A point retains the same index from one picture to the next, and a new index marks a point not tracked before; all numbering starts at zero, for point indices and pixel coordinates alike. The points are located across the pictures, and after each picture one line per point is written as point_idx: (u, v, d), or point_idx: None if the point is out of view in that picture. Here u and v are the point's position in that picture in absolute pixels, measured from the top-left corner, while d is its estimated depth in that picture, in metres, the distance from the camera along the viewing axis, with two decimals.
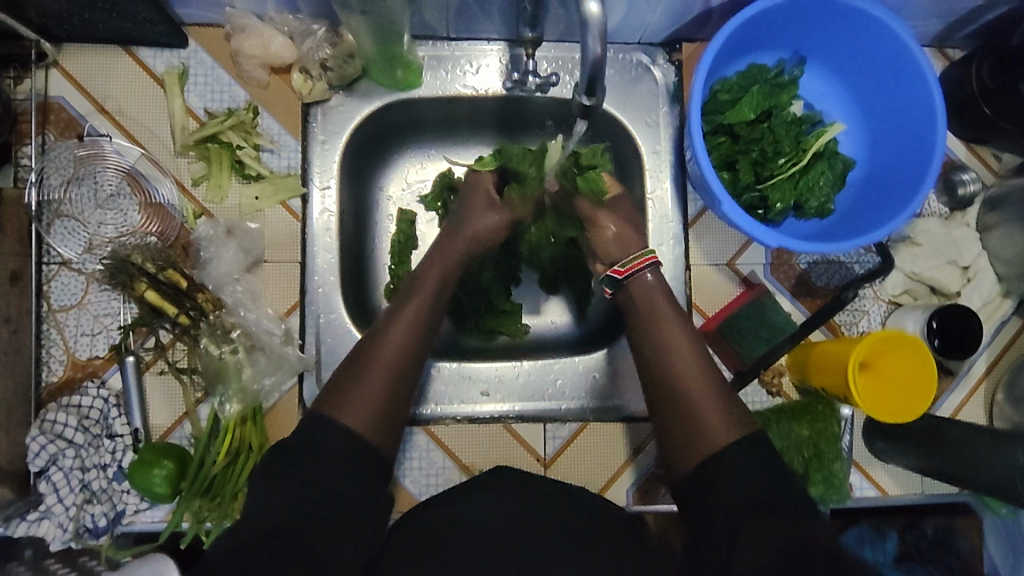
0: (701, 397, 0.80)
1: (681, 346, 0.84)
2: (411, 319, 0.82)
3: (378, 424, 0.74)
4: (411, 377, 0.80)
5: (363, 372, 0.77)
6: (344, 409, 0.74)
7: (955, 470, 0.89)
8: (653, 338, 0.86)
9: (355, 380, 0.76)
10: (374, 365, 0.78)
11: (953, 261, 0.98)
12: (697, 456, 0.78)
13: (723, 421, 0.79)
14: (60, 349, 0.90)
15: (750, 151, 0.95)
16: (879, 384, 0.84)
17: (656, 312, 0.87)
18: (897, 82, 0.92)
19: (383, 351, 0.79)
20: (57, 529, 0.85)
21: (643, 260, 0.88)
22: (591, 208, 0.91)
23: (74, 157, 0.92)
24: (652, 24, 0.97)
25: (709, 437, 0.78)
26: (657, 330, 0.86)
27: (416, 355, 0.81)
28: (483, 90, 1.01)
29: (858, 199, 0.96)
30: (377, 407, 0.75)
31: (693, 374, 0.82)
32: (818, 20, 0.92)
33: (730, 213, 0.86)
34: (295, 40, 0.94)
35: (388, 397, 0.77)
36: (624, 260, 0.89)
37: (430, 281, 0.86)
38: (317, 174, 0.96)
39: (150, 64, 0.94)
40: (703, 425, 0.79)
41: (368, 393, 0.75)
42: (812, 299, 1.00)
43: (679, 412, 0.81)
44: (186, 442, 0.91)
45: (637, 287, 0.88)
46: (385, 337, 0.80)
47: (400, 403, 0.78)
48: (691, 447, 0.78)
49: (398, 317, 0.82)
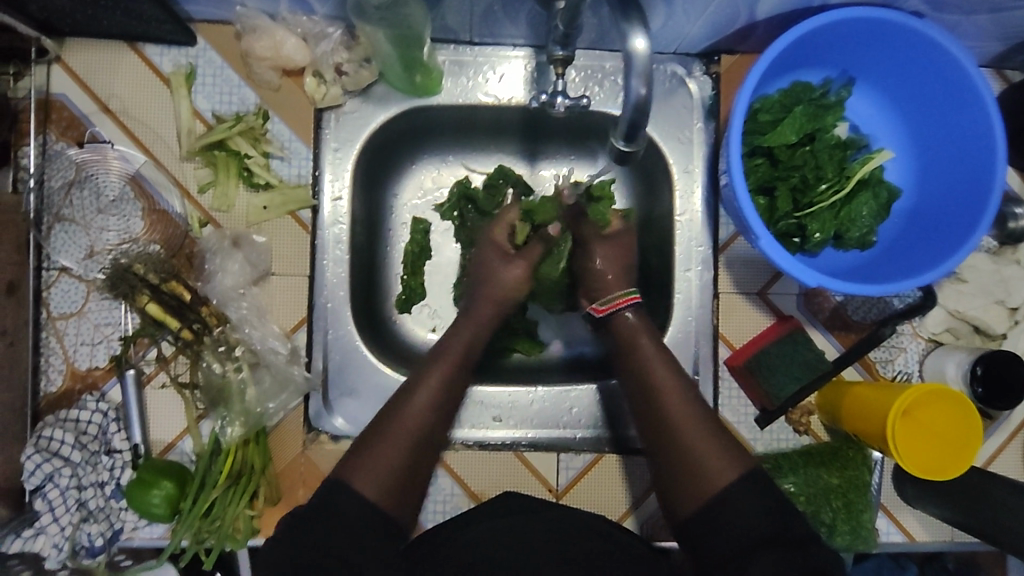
0: (694, 433, 0.74)
1: (666, 378, 0.79)
2: (437, 385, 0.78)
3: (393, 494, 0.70)
4: (434, 446, 0.76)
5: (384, 437, 0.74)
6: (359, 474, 0.70)
7: (990, 526, 0.84)
8: (638, 374, 0.81)
9: (375, 445, 0.73)
10: (396, 432, 0.74)
11: (1000, 300, 0.92)
12: (699, 499, 0.71)
13: (721, 459, 0.72)
14: (59, 357, 0.87)
15: (790, 177, 0.89)
16: (920, 434, 0.80)
17: (638, 346, 0.82)
18: (954, 109, 0.85)
19: (408, 418, 0.75)
20: (53, 548, 0.82)
21: (626, 299, 0.85)
22: (592, 235, 0.89)
23: (72, 161, 0.88)
24: (690, 35, 0.90)
25: (708, 476, 0.71)
26: (641, 365, 0.81)
27: (441, 423, 0.77)
28: (506, 99, 0.95)
29: (903, 232, 0.90)
30: (394, 477, 0.71)
31: (682, 408, 0.76)
32: (872, 39, 0.85)
33: (767, 249, 0.79)
34: (309, 42, 0.89)
35: (407, 467, 0.73)
36: (606, 298, 0.87)
37: (458, 344, 0.82)
38: (329, 183, 0.91)
39: (156, 63, 0.89)
40: (699, 464, 0.72)
41: (387, 460, 0.72)
42: (847, 333, 0.94)
43: (673, 451, 0.75)
44: (187, 459, 0.88)
45: (620, 326, 0.84)
46: (411, 402, 0.76)
47: (420, 472, 0.74)
48: (690, 488, 0.72)
49: (424, 381, 0.78)
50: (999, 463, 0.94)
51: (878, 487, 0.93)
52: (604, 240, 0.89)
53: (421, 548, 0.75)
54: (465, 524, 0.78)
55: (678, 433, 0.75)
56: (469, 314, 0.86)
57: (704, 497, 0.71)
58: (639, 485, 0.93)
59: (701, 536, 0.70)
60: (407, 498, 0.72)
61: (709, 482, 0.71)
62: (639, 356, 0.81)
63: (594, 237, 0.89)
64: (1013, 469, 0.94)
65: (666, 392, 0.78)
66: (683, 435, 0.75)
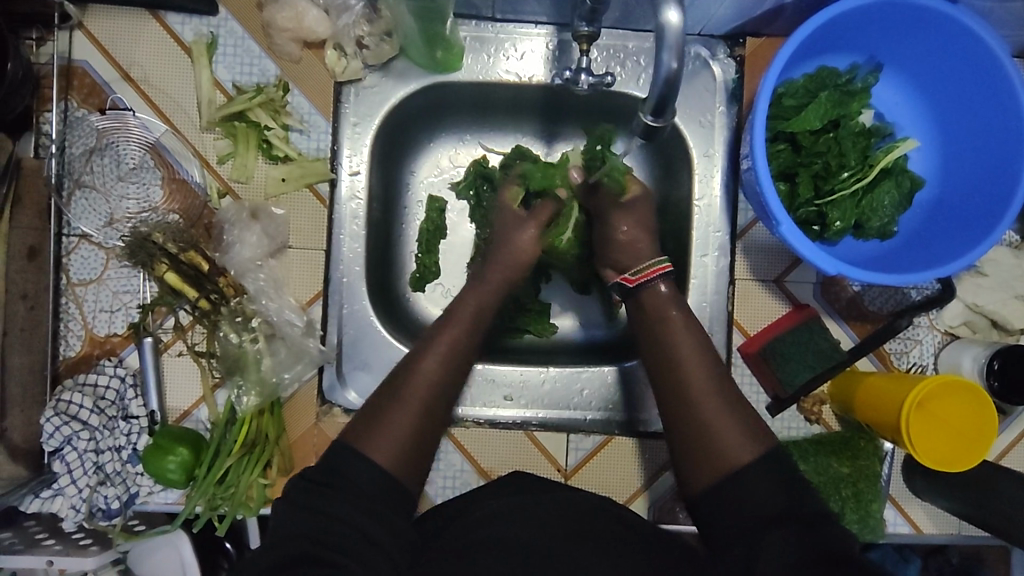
0: (715, 410, 0.75)
1: (692, 354, 0.79)
2: (445, 352, 0.79)
3: (403, 461, 0.72)
4: (443, 412, 0.77)
5: (395, 404, 0.75)
6: (371, 441, 0.71)
7: (1001, 520, 0.84)
8: (660, 350, 0.81)
9: (385, 412, 0.74)
10: (407, 399, 0.75)
11: (1021, 295, 0.91)
12: (716, 475, 0.72)
13: (741, 437, 0.73)
14: (78, 323, 0.88)
15: (812, 163, 0.88)
16: (933, 427, 0.80)
17: (666, 320, 0.82)
18: (985, 98, 0.84)
19: (417, 385, 0.76)
20: (71, 509, 0.85)
21: (655, 269, 0.84)
22: (609, 205, 0.87)
23: (93, 128, 0.88)
24: (716, 16, 0.89)
25: (727, 453, 0.72)
26: (665, 340, 0.81)
27: (449, 389, 0.78)
28: (527, 77, 0.94)
29: (924, 223, 0.89)
30: (404, 444, 0.73)
31: (704, 385, 0.77)
32: (901, 24, 0.84)
33: (788, 236, 0.79)
34: (331, 14, 0.88)
35: (416, 433, 0.74)
36: (637, 269, 0.86)
37: (465, 308, 0.83)
38: (347, 157, 0.91)
39: (178, 31, 0.89)
40: (718, 441, 0.73)
41: (397, 427, 0.73)
42: (863, 324, 0.94)
43: (691, 426, 0.75)
44: (202, 427, 0.89)
45: (650, 297, 0.84)
46: (420, 369, 0.77)
47: (429, 438, 0.75)
48: (708, 464, 0.73)
49: (432, 348, 0.79)
50: (1011, 458, 0.94)
51: (886, 479, 0.93)
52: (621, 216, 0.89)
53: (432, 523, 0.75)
54: (476, 499, 0.78)
55: (698, 409, 0.75)
56: (476, 283, 0.85)
57: (721, 474, 0.72)
58: (647, 468, 0.94)
59: (715, 512, 0.71)
60: (417, 467, 0.73)
61: (728, 459, 0.72)
62: (666, 331, 0.81)
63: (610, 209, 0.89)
64: None
65: (689, 368, 0.78)
66: (703, 411, 0.75)
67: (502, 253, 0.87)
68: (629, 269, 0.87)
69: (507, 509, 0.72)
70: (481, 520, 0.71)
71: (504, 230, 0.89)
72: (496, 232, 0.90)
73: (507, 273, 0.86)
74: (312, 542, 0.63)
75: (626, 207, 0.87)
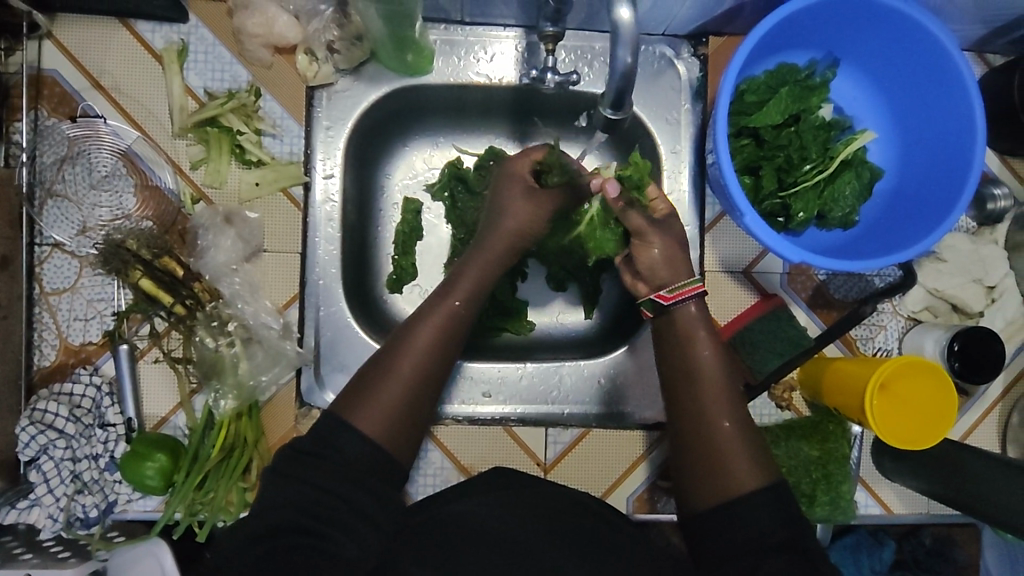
0: (730, 435, 0.74)
1: (714, 377, 0.77)
2: (440, 324, 0.77)
3: (395, 435, 0.72)
4: (436, 383, 0.76)
5: (386, 376, 0.74)
6: (360, 414, 0.71)
7: (966, 497, 0.87)
8: (687, 374, 0.78)
9: (377, 384, 0.73)
10: (400, 371, 0.74)
11: (978, 279, 0.95)
12: (719, 498, 0.71)
13: (751, 465, 0.72)
14: (52, 333, 0.88)
15: (775, 157, 0.90)
16: (896, 405, 0.82)
17: (695, 344, 0.79)
18: (936, 89, 0.87)
19: (410, 357, 0.75)
20: (48, 519, 0.84)
21: (693, 289, 0.80)
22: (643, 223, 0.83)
23: (65, 136, 0.88)
24: (678, 16, 0.91)
25: (735, 478, 0.71)
26: (691, 365, 0.78)
27: (443, 362, 0.77)
28: (497, 79, 0.96)
29: (884, 211, 0.93)
30: (393, 418, 0.72)
31: (723, 408, 0.75)
32: (855, 20, 0.87)
33: (751, 226, 0.81)
34: (301, 20, 0.90)
35: (409, 406, 0.73)
36: (673, 285, 0.81)
37: (464, 280, 0.81)
38: (321, 161, 0.92)
39: (149, 39, 0.89)
40: (727, 465, 0.72)
41: (387, 402, 0.72)
42: (828, 311, 0.97)
43: (703, 444, 0.74)
44: (180, 433, 0.89)
45: (680, 316, 0.81)
46: (413, 341, 0.76)
47: (422, 410, 0.75)
48: (712, 487, 0.72)
49: (427, 320, 0.77)
50: (975, 437, 0.97)
51: (856, 461, 0.96)
52: None
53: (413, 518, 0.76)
54: (456, 494, 0.79)
55: (713, 431, 0.74)
56: (474, 255, 0.84)
57: (725, 498, 0.71)
58: (627, 459, 0.96)
59: (715, 528, 0.70)
60: (409, 441, 0.73)
61: (735, 485, 0.71)
62: (689, 347, 0.79)
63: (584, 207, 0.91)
64: (988, 444, 0.97)
65: (708, 389, 0.76)
66: (718, 435, 0.74)
67: (492, 232, 0.85)
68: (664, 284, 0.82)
69: (486, 503, 0.73)
70: (461, 514, 0.72)
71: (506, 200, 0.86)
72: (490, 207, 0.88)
73: (501, 252, 0.84)
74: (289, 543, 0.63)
75: (659, 222, 0.83)
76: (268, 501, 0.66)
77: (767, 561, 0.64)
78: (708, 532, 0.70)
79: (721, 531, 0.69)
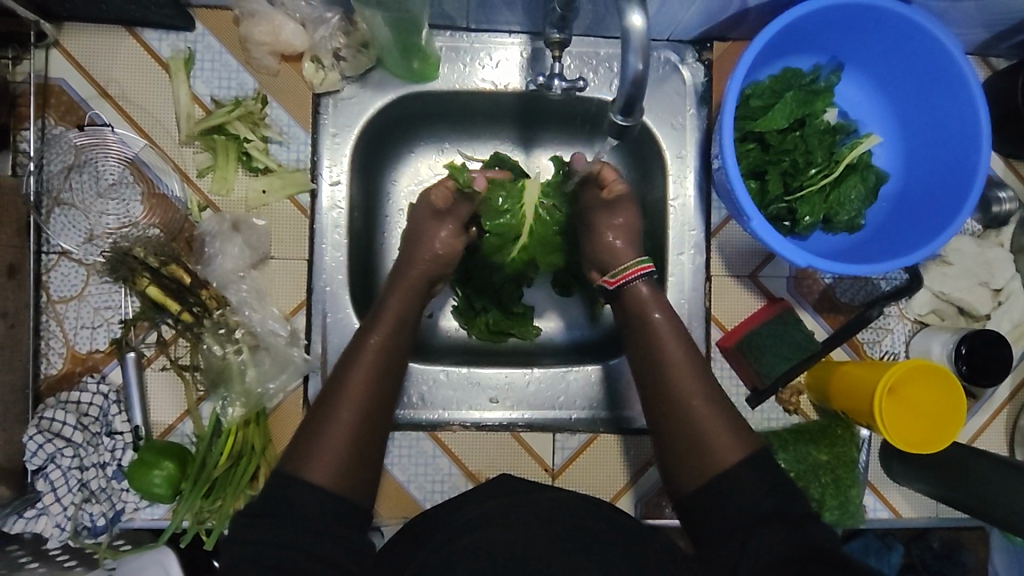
0: (704, 411, 0.77)
1: (680, 358, 0.81)
2: (371, 362, 0.80)
3: (346, 479, 0.72)
4: (379, 423, 0.77)
5: (327, 424, 0.75)
6: (308, 465, 0.71)
7: (976, 500, 0.87)
8: (650, 358, 0.82)
9: (318, 432, 0.74)
10: (341, 412, 0.75)
11: (985, 282, 0.95)
12: (704, 475, 0.74)
13: (727, 436, 0.75)
14: (59, 340, 0.88)
15: (781, 161, 0.91)
16: (904, 410, 0.82)
17: (653, 326, 0.83)
18: (940, 93, 0.88)
19: (348, 402, 0.76)
20: (55, 528, 0.84)
21: (637, 269, 0.87)
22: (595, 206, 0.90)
23: (72, 144, 0.88)
24: (683, 22, 0.92)
25: (714, 451, 0.74)
26: (653, 348, 0.82)
27: (382, 399, 0.79)
28: (503, 85, 0.96)
29: (890, 214, 0.93)
30: (341, 458, 0.72)
31: (692, 387, 0.79)
32: (857, 26, 0.87)
33: (757, 230, 0.81)
34: (307, 28, 0.90)
35: (356, 448, 0.74)
36: (617, 269, 0.88)
37: (390, 313, 0.84)
38: (327, 168, 0.92)
39: (155, 48, 0.90)
40: (704, 439, 0.75)
41: (335, 445, 0.73)
42: (835, 315, 0.97)
43: (677, 425, 0.77)
44: (188, 440, 0.89)
45: (635, 298, 0.86)
46: (348, 386, 0.77)
47: (371, 451, 0.75)
48: (696, 465, 0.75)
49: (357, 364, 0.79)
50: (983, 440, 0.97)
51: (864, 465, 0.96)
52: (602, 211, 0.90)
53: (424, 525, 0.76)
54: (466, 500, 0.79)
55: (686, 409, 0.78)
56: (398, 284, 0.88)
57: (709, 473, 0.74)
58: (635, 463, 0.95)
59: (705, 509, 0.73)
60: (362, 482, 0.73)
61: (715, 457, 0.74)
62: (653, 333, 0.83)
63: (592, 212, 0.91)
64: (996, 447, 0.97)
65: (675, 370, 0.80)
66: (692, 412, 0.77)
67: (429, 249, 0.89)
68: (610, 270, 0.90)
69: (500, 509, 0.73)
70: (473, 520, 0.72)
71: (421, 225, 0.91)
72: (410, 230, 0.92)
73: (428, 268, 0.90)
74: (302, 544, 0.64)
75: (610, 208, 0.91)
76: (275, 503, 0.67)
77: (756, 534, 0.67)
78: (705, 513, 0.73)
79: (714, 511, 0.72)
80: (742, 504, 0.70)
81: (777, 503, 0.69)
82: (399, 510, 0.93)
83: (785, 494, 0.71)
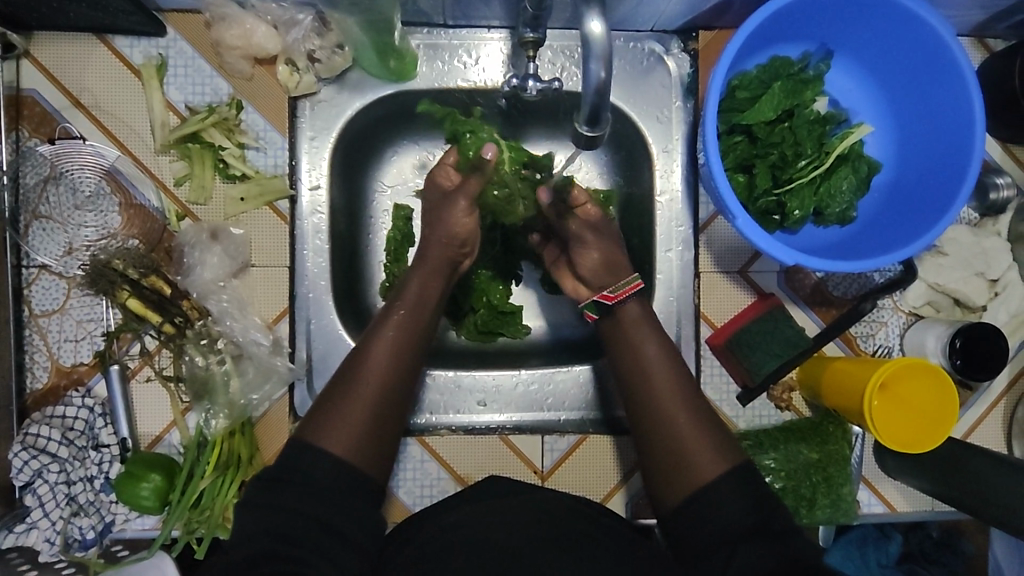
0: (688, 425, 0.75)
1: (664, 372, 0.78)
2: (393, 343, 0.77)
3: (364, 449, 0.71)
4: (400, 400, 0.76)
5: (345, 402, 0.73)
6: (323, 439, 0.70)
7: (973, 493, 0.85)
8: (634, 372, 0.80)
9: (336, 408, 0.73)
10: (359, 392, 0.74)
11: (981, 272, 0.93)
12: (683, 489, 0.72)
13: (712, 453, 0.73)
14: (43, 354, 0.87)
15: (768, 154, 0.88)
16: (895, 406, 0.82)
17: (641, 341, 0.81)
18: (933, 77, 0.84)
19: (368, 378, 0.75)
20: (45, 542, 0.84)
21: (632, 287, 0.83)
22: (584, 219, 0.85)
23: (46, 157, 0.87)
24: (666, 12, 0.89)
25: (696, 468, 0.72)
26: (637, 362, 0.80)
27: (404, 380, 0.77)
28: (484, 82, 0.93)
29: (885, 205, 0.91)
30: (361, 434, 0.72)
31: (675, 401, 0.77)
32: (843, 12, 0.84)
33: (743, 228, 0.79)
34: (280, 30, 0.88)
35: (374, 420, 0.73)
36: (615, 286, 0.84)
37: (412, 284, 0.82)
38: (306, 172, 0.90)
39: (127, 55, 0.88)
40: (686, 451, 0.73)
41: (356, 422, 0.72)
42: (828, 309, 0.95)
43: (662, 442, 0.75)
44: (175, 451, 0.89)
45: (623, 316, 0.83)
46: (370, 366, 0.75)
47: (388, 432, 0.74)
48: (673, 476, 0.73)
49: (380, 344, 0.77)
50: (982, 430, 0.95)
51: (859, 461, 0.95)
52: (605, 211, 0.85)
53: (409, 528, 0.75)
54: (448, 504, 0.78)
55: (670, 423, 0.75)
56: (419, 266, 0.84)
57: (692, 486, 0.72)
58: (626, 462, 0.95)
59: (684, 522, 0.71)
60: (373, 461, 0.72)
61: (694, 471, 0.72)
62: (636, 354, 0.80)
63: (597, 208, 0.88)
64: (994, 438, 0.95)
65: (658, 385, 0.78)
66: (674, 425, 0.75)
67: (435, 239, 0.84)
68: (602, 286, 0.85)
69: (483, 511, 0.73)
70: (456, 525, 0.71)
71: (434, 207, 0.86)
72: (428, 212, 0.87)
73: (447, 251, 0.84)
74: (274, 541, 0.63)
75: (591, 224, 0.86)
76: (249, 501, 0.67)
77: (740, 546, 0.65)
78: (689, 515, 0.71)
79: (697, 522, 0.70)
80: (717, 514, 0.69)
81: (757, 518, 0.68)
82: (389, 515, 0.93)
83: (765, 506, 0.69)
